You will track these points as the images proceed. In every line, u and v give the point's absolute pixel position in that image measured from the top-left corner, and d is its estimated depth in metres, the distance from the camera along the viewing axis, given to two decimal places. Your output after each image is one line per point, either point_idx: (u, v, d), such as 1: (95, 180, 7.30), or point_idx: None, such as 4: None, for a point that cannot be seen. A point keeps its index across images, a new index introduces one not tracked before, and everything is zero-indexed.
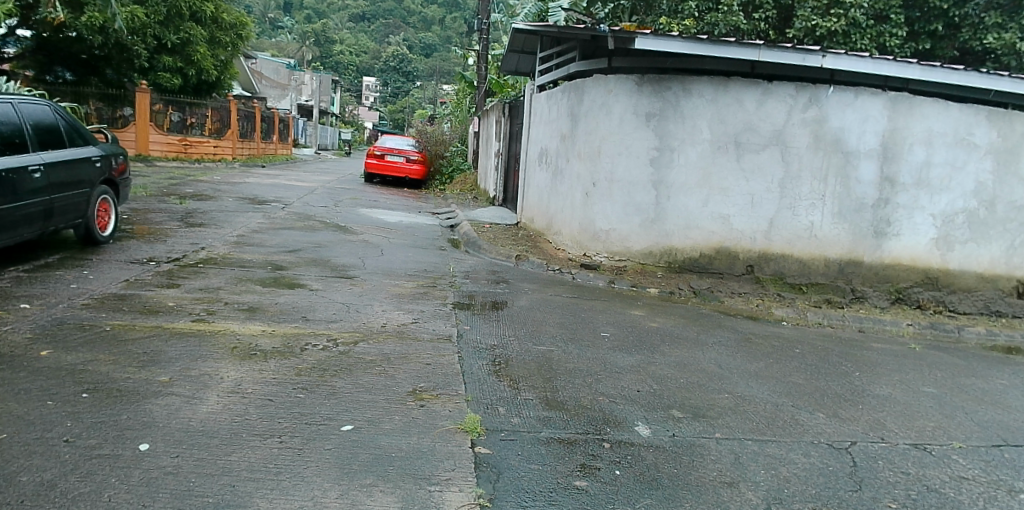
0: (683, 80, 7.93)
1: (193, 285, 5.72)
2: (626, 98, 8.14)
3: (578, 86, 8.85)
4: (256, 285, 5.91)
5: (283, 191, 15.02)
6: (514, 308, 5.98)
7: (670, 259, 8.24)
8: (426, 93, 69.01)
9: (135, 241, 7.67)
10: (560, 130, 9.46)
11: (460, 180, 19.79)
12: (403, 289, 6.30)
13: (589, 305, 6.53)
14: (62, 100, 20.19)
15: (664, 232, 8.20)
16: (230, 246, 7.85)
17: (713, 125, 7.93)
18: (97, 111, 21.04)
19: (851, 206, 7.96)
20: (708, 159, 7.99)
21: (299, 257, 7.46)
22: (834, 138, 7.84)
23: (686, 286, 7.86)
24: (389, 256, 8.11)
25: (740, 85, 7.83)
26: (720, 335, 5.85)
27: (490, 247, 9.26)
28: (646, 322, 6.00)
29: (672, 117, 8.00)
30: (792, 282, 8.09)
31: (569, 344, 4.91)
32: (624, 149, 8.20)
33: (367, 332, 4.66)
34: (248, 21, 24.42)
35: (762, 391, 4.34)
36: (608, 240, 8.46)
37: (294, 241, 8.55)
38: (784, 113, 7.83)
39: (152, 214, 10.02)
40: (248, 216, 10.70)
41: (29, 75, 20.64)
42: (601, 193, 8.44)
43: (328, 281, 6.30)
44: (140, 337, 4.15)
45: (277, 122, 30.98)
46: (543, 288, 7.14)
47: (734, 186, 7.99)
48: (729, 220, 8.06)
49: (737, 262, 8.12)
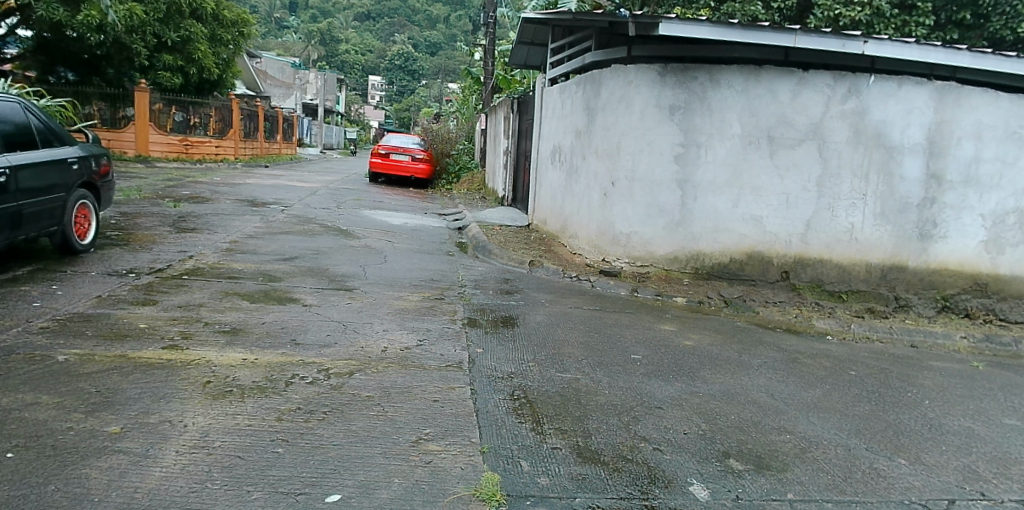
0: (711, 70, 7.27)
1: (171, 301, 5.09)
2: (647, 90, 7.47)
3: (595, 78, 8.18)
4: (244, 301, 5.28)
5: (284, 192, 14.42)
6: (531, 325, 5.35)
7: (698, 265, 7.59)
8: (432, 91, 68.46)
9: (117, 249, 7.07)
10: (575, 125, 8.81)
11: (468, 179, 19.18)
12: (407, 303, 5.68)
13: (613, 318, 5.89)
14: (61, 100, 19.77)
15: (690, 235, 7.54)
16: (221, 254, 7.24)
17: (744, 118, 7.27)
18: (98, 111, 20.78)
19: (895, 206, 7.28)
20: (739, 155, 7.32)
21: (294, 266, 6.83)
22: (876, 132, 7.17)
23: (716, 295, 7.21)
24: (392, 264, 7.47)
25: (772, 74, 7.16)
26: (763, 356, 5.19)
27: (501, 252, 8.63)
28: (679, 340, 5.36)
29: (699, 110, 7.33)
30: (831, 290, 7.44)
31: (597, 370, 4.27)
32: (646, 146, 7.54)
33: (365, 360, 4.03)
34: (250, 18, 23.73)
35: (829, 431, 3.72)
36: (630, 244, 7.80)
37: (291, 247, 7.93)
38: (822, 105, 7.15)
39: (142, 218, 9.41)
40: (245, 219, 10.08)
41: (30, 75, 20.24)
42: (621, 193, 7.79)
43: (324, 295, 5.67)
44: (97, 370, 3.53)
45: (280, 121, 30.37)
46: (561, 299, 6.50)
47: (767, 185, 7.32)
48: (762, 221, 7.39)
49: (772, 267, 7.46)
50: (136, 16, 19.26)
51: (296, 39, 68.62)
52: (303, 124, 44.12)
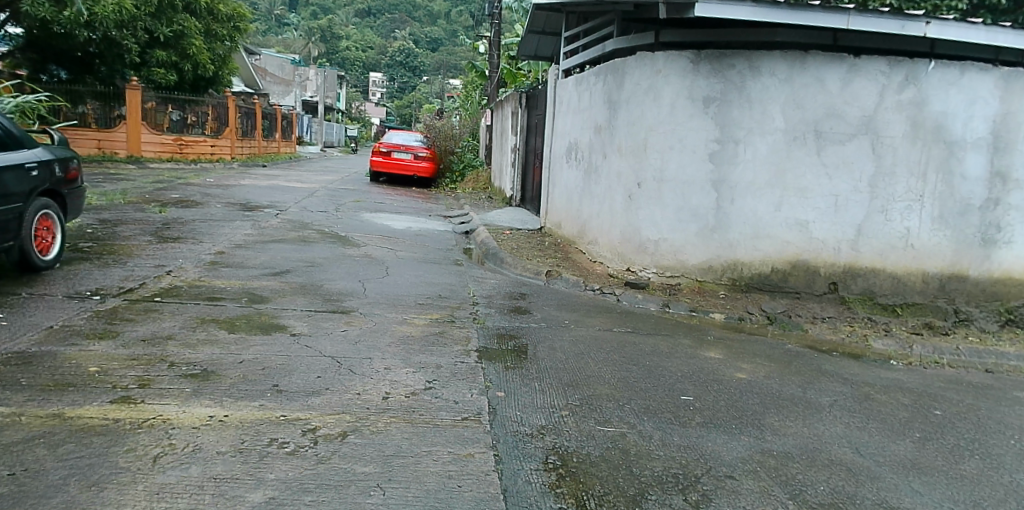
0: (750, 56, 6.49)
1: (135, 332, 4.35)
2: (678, 80, 6.70)
3: (618, 67, 7.40)
4: (222, 330, 4.53)
5: (279, 193, 13.67)
6: (558, 354, 4.61)
7: (735, 275, 6.81)
8: (434, 87, 67.60)
9: (87, 265, 6.32)
10: (594, 120, 8.04)
11: (473, 177, 18.43)
12: (413, 327, 4.94)
13: (649, 343, 5.13)
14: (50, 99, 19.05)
15: (726, 243, 6.76)
16: (203, 269, 6.49)
17: (788, 111, 6.49)
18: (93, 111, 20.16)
19: (955, 208, 6.51)
20: (782, 152, 6.54)
21: (284, 282, 6.08)
22: (936, 125, 6.39)
23: (756, 310, 6.48)
24: (395, 277, 6.72)
25: (820, 60, 6.39)
26: (828, 393, 4.46)
27: (514, 260, 7.86)
28: (730, 372, 4.62)
29: (736, 102, 6.55)
30: (884, 303, 6.67)
31: (645, 421, 3.52)
32: (677, 143, 6.77)
33: (362, 415, 3.28)
34: (246, 12, 22.91)
35: (944, 506, 2.97)
36: (658, 251, 7.03)
37: (283, 259, 7.18)
38: (875, 96, 6.38)
39: (122, 226, 8.66)
40: (235, 226, 9.32)
41: (20, 73, 19.55)
42: (648, 196, 7.02)
43: (317, 319, 4.92)
44: (19, 440, 2.78)
45: (278, 119, 29.51)
46: (586, 318, 5.74)
47: (814, 186, 6.55)
48: (807, 227, 6.62)
49: (818, 278, 6.70)
50: (126, 11, 18.43)
51: (295, 36, 67.81)
52: (303, 122, 43.38)
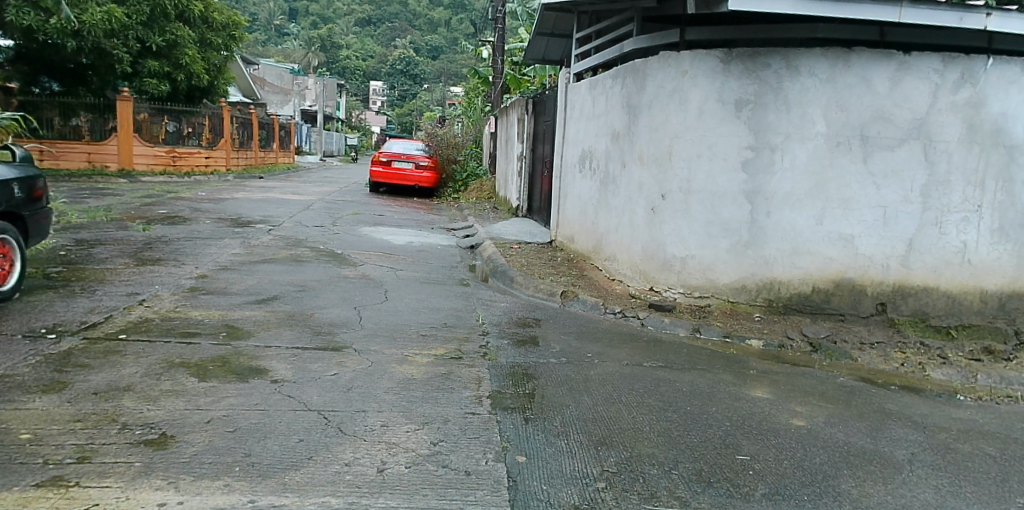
0: (788, 54, 5.93)
1: (88, 382, 3.69)
2: (707, 82, 6.15)
3: (638, 69, 6.78)
4: (191, 377, 3.87)
5: (274, 207, 13.03)
6: (584, 398, 3.94)
7: (771, 296, 6.17)
8: (434, 95, 67.15)
9: (50, 294, 5.68)
10: (611, 126, 7.43)
11: (477, 186, 17.83)
12: (415, 366, 4.29)
13: (687, 378, 4.47)
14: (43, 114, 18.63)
15: (762, 259, 6.14)
16: (181, 296, 5.84)
17: (829, 114, 5.92)
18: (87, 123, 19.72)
19: (1016, 219, 5.87)
20: (823, 159, 5.96)
21: (270, 312, 5.42)
22: (995, 128, 5.76)
23: (797, 335, 5.84)
24: (394, 302, 6.05)
25: (865, 58, 5.83)
26: (902, 444, 3.79)
27: (525, 279, 7.20)
28: (785, 418, 3.95)
29: (772, 105, 5.99)
30: (937, 325, 6.00)
31: (700, 497, 2.86)
32: (706, 150, 6.20)
33: (350, 500, 2.61)
34: (242, 20, 22.36)
35: None
36: (685, 270, 6.40)
37: (271, 283, 6.52)
38: (927, 96, 5.77)
39: (99, 247, 8.03)
40: (222, 244, 8.69)
41: (13, 87, 19.19)
42: (673, 208, 6.42)
43: (302, 360, 4.24)
44: None
45: (276, 129, 29.00)
46: (611, 347, 5.08)
47: (859, 196, 5.95)
48: (852, 242, 6.00)
49: (865, 298, 6.05)
50: (115, 19, 17.81)
51: (295, 46, 67.45)
52: (302, 131, 42.92)
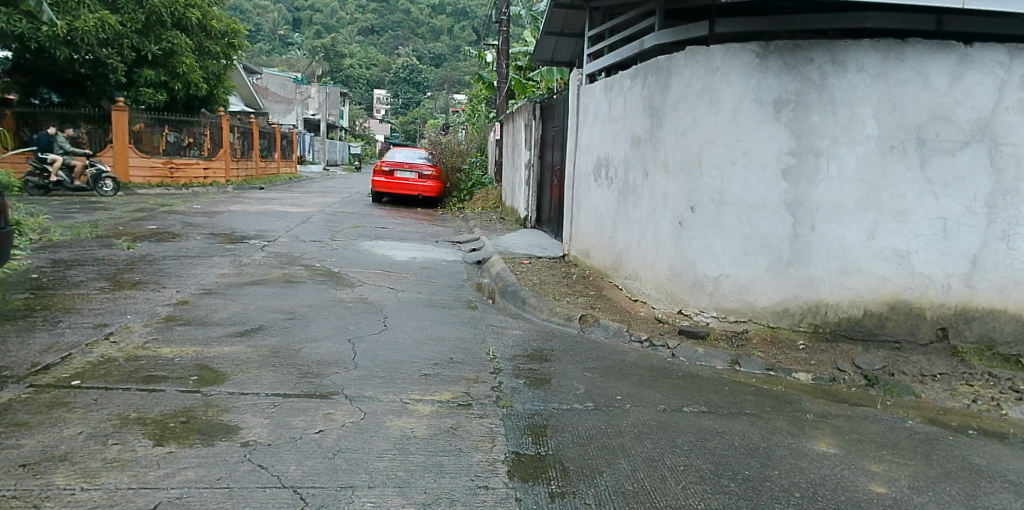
0: (833, 47, 5.29)
1: (17, 450, 3.04)
2: (741, 79, 5.50)
3: (661, 66, 6.12)
4: (145, 440, 3.20)
5: (270, 220, 12.41)
6: (619, 460, 3.27)
7: (817, 320, 5.50)
8: (438, 103, 66.68)
9: (6, 327, 5.04)
10: (630, 131, 6.77)
11: (482, 194, 17.21)
12: (414, 418, 3.62)
13: (737, 429, 3.80)
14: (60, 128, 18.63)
15: (806, 279, 5.47)
16: (154, 327, 5.20)
17: (881, 114, 5.25)
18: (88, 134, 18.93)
19: None
20: (874, 166, 5.29)
21: (252, 347, 4.76)
22: None
23: (849, 367, 5.17)
24: (393, 331, 5.40)
25: (921, 50, 5.17)
26: None
27: (539, 300, 6.54)
28: (862, 482, 3.27)
29: (816, 105, 5.33)
30: (1006, 354, 5.29)
31: None
32: (741, 156, 5.54)
33: None
34: (241, 28, 21.72)
35: None
36: (718, 291, 5.73)
37: (258, 310, 5.86)
38: (993, 93, 5.11)
39: (76, 268, 7.41)
40: (210, 263, 8.07)
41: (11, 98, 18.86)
42: (703, 222, 5.74)
43: (280, 414, 3.57)
44: None
45: (277, 138, 28.48)
46: (642, 387, 4.41)
47: (917, 207, 5.26)
48: (909, 259, 5.31)
49: (923, 323, 5.35)
50: (109, 27, 17.30)
51: (298, 55, 67.14)
52: (305, 141, 42.47)
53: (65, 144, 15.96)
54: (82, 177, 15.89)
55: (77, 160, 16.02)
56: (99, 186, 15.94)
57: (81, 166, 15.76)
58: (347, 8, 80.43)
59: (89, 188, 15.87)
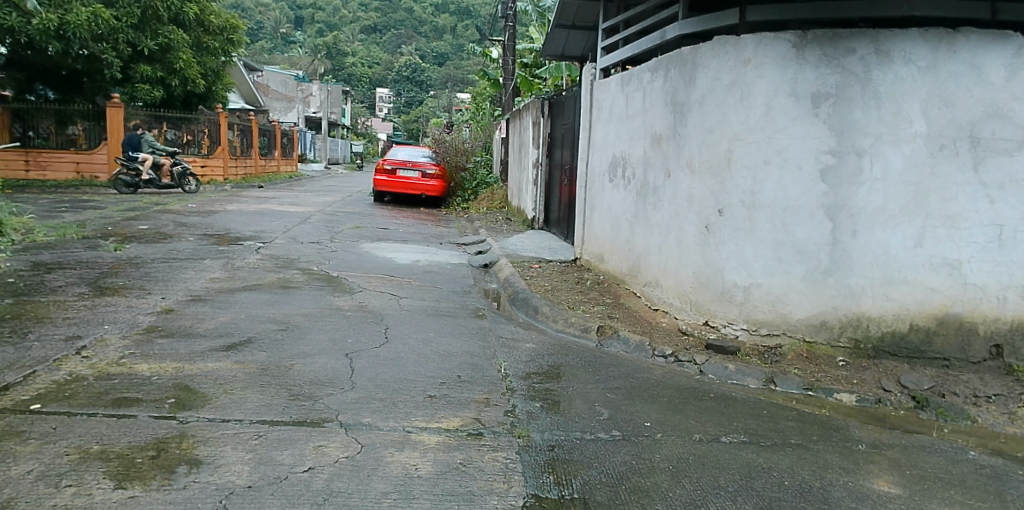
0: (877, 36, 4.82)
1: None
2: (776, 71, 5.02)
3: (685, 58, 5.65)
4: (104, 482, 2.75)
5: (268, 221, 11.96)
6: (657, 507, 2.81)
7: (858, 335, 5.04)
8: (441, 102, 66.18)
9: None
10: (650, 128, 6.30)
11: (487, 194, 16.74)
12: (418, 451, 3.16)
13: (785, 465, 3.34)
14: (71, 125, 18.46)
15: (846, 290, 5.01)
16: (132, 339, 4.74)
17: (931, 110, 4.78)
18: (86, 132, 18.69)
19: None
20: (923, 166, 4.82)
21: (239, 363, 4.30)
22: None
23: (895, 387, 4.70)
24: (396, 345, 4.94)
25: (976, 40, 4.70)
26: None
27: (553, 310, 6.08)
28: None
29: (859, 99, 4.86)
30: None
31: None
32: (775, 155, 5.07)
33: None
34: (240, 23, 21.18)
35: None
36: (749, 301, 5.27)
37: (249, 319, 5.40)
38: None
39: (57, 272, 6.96)
40: (202, 266, 7.61)
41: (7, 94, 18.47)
42: (733, 226, 5.28)
43: (264, 448, 3.10)
44: None
45: (278, 136, 28.04)
46: (673, 411, 3.94)
47: (970, 211, 4.79)
48: (961, 269, 4.84)
49: (976, 339, 4.88)
50: (103, 20, 16.90)
51: (300, 53, 66.74)
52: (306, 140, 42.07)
53: (151, 142, 16.49)
54: (168, 177, 16.78)
55: (162, 158, 16.68)
56: (182, 184, 16.95)
57: (169, 165, 16.53)
58: (350, 7, 80.06)
59: (171, 185, 16.88)
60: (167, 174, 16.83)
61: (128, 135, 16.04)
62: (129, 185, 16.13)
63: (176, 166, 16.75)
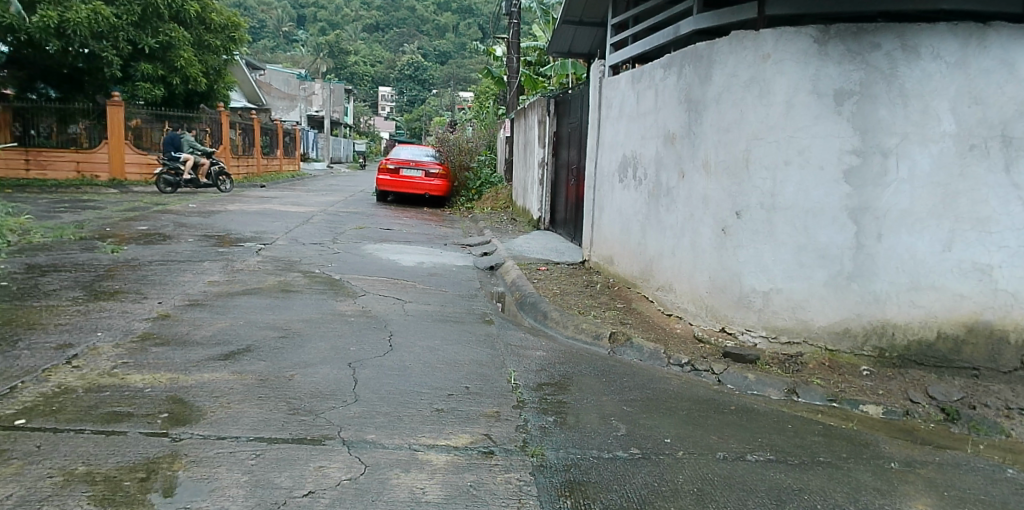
0: (903, 31, 4.61)
1: None
2: (796, 67, 4.81)
3: (700, 54, 5.44)
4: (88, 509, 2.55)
5: (269, 221, 11.77)
6: None
7: (883, 343, 4.83)
8: (444, 100, 65.96)
9: None
10: (662, 127, 6.09)
11: (492, 194, 16.54)
12: (426, 473, 2.96)
13: (817, 487, 3.12)
14: (72, 125, 18.33)
15: (871, 296, 4.80)
16: (126, 348, 4.54)
17: (961, 108, 4.56)
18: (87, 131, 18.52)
19: None
20: (953, 167, 4.60)
21: (237, 374, 4.10)
22: None
23: (923, 398, 4.49)
24: (401, 353, 4.74)
25: (1008, 35, 4.48)
26: None
27: (562, 315, 5.87)
28: None
29: (884, 97, 4.64)
30: None
31: None
32: (796, 155, 4.86)
33: None
34: (242, 21, 20.98)
35: None
36: (768, 308, 5.06)
37: (248, 326, 5.20)
38: None
39: (52, 275, 6.77)
40: (200, 269, 7.42)
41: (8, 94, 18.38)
42: (751, 229, 5.07)
43: (261, 469, 2.90)
44: None
45: (280, 135, 27.86)
46: (694, 426, 3.74)
47: (1001, 214, 4.58)
48: (992, 274, 4.62)
49: (1008, 348, 4.66)
50: (102, 17, 16.75)
51: (303, 52, 66.55)
52: (308, 138, 41.91)
53: (192, 143, 17.02)
54: (207, 176, 17.42)
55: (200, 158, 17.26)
56: (217, 183, 17.64)
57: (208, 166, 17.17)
58: (352, 6, 79.88)
59: (207, 184, 17.57)
60: (204, 174, 17.51)
61: (172, 136, 16.41)
62: (170, 184, 16.61)
63: (214, 166, 17.45)
